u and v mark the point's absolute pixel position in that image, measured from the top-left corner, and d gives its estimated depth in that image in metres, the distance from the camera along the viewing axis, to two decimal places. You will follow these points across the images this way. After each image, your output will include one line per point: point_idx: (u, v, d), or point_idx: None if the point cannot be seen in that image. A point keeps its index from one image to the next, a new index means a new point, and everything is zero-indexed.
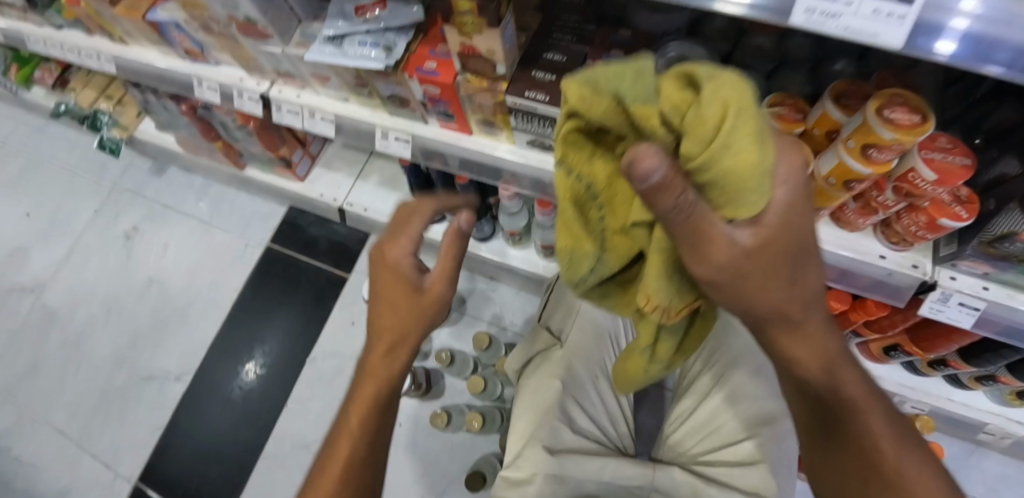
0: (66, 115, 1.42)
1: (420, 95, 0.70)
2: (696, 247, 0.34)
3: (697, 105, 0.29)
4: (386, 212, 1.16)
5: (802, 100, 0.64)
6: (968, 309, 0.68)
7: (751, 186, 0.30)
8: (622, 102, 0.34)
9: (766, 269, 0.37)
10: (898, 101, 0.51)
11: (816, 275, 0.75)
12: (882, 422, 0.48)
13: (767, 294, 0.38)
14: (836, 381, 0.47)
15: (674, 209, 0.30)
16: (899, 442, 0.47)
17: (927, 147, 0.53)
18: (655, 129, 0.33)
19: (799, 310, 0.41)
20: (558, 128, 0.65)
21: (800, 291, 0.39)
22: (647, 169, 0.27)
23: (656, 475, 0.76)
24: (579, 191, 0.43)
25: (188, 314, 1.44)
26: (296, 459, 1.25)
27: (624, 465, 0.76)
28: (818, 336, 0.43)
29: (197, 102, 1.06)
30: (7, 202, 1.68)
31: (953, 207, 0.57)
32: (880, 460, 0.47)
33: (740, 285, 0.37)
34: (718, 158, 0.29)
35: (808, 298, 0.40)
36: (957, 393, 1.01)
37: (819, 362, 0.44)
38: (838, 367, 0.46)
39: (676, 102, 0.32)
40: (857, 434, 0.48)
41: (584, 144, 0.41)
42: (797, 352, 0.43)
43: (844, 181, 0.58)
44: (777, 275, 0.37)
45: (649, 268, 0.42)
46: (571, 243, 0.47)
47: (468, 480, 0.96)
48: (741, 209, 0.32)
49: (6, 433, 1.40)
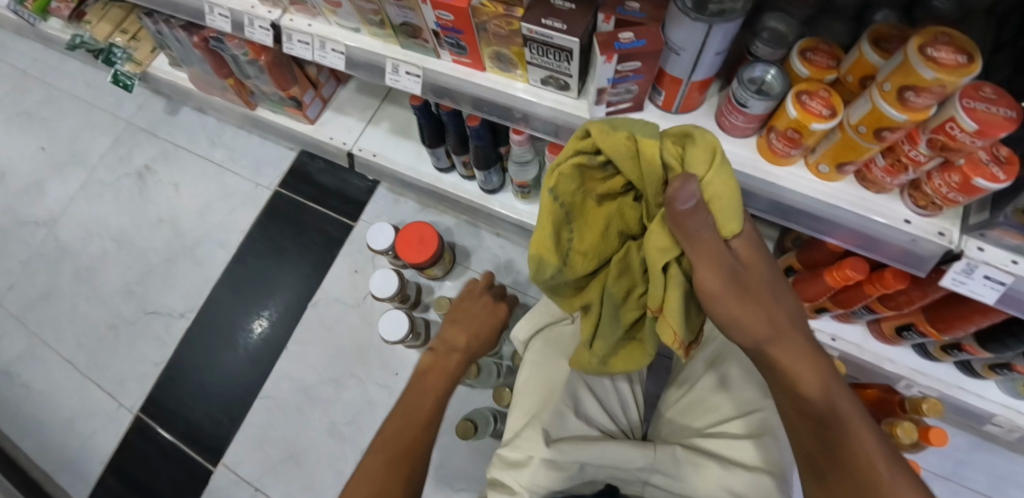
0: (81, 48, 1.40)
1: (433, 22, 0.67)
2: (712, 262, 0.47)
3: (693, 145, 0.49)
4: (395, 159, 1.14)
5: (838, 47, 0.60)
6: (993, 284, 0.63)
7: (730, 205, 0.48)
8: (632, 153, 0.52)
9: (747, 287, 0.49)
10: (944, 40, 0.47)
11: (832, 240, 0.73)
12: (870, 437, 0.46)
13: (758, 313, 0.49)
14: (813, 370, 0.49)
15: (699, 227, 0.46)
16: (893, 462, 0.44)
17: (970, 96, 0.50)
18: (653, 176, 0.52)
19: (781, 332, 0.50)
20: (575, 62, 0.62)
21: (781, 305, 0.50)
22: (687, 194, 0.43)
23: (657, 455, 0.71)
24: (560, 223, 0.59)
25: (196, 254, 1.45)
26: (294, 401, 1.26)
27: (624, 447, 0.71)
28: (809, 356, 0.49)
29: (211, 34, 1.00)
30: (24, 134, 1.69)
31: (990, 166, 0.53)
32: (871, 474, 0.44)
33: (730, 298, 0.49)
34: (711, 177, 0.48)
35: (789, 315, 0.50)
36: (968, 381, 0.98)
37: (815, 383, 0.48)
38: (814, 374, 0.48)
39: (672, 151, 0.51)
40: (841, 444, 0.46)
41: (573, 178, 0.56)
42: (789, 367, 0.49)
43: (874, 130, 0.54)
44: (760, 296, 0.49)
45: (670, 302, 0.52)
46: (541, 255, 0.58)
47: (460, 428, 0.94)
48: (726, 211, 0.48)
49: (16, 358, 1.43)
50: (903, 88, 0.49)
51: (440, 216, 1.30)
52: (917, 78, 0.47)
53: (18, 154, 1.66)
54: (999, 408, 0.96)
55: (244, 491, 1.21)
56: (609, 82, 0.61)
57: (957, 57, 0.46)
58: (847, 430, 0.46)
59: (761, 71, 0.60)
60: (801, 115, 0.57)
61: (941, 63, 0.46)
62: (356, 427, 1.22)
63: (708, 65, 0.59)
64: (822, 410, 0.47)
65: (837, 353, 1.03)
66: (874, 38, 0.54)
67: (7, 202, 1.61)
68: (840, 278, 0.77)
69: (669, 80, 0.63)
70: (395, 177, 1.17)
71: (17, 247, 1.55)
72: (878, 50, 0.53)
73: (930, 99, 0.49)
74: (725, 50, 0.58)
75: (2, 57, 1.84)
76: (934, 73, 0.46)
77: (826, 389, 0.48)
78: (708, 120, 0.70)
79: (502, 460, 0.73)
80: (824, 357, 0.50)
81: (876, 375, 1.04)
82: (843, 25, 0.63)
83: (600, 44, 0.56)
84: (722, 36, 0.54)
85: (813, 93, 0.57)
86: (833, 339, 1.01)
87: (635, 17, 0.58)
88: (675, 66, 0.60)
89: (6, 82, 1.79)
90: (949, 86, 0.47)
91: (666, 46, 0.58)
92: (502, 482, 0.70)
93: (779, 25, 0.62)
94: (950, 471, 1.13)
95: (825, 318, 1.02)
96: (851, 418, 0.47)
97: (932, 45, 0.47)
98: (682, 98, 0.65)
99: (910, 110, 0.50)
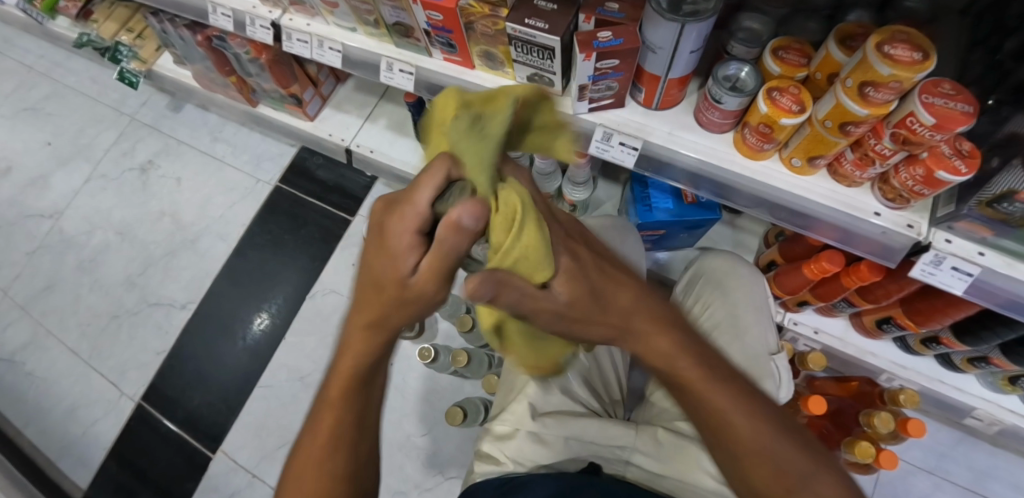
0: (88, 45, 1.44)
1: (424, 22, 0.70)
2: (545, 310, 0.43)
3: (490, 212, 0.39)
4: (391, 154, 1.18)
5: (810, 46, 0.63)
6: (961, 275, 0.66)
7: (537, 263, 0.41)
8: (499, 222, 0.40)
9: (576, 308, 0.45)
10: (902, 38, 0.50)
11: (807, 232, 0.75)
12: (723, 390, 0.48)
13: (599, 320, 0.46)
14: (668, 354, 0.48)
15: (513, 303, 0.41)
16: (746, 406, 0.48)
17: (929, 92, 0.52)
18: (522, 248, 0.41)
19: (624, 325, 0.48)
20: (558, 59, 0.65)
21: (617, 305, 0.47)
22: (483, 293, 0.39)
23: (639, 434, 0.75)
24: None
25: (197, 246, 1.48)
26: (292, 389, 1.30)
27: (608, 424, 0.75)
28: (666, 346, 0.48)
29: (214, 33, 1.05)
30: (31, 129, 1.73)
31: (952, 159, 0.56)
32: (731, 426, 0.48)
33: (567, 318, 0.45)
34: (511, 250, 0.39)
35: (626, 312, 0.47)
36: (948, 374, 1.01)
37: (660, 356, 0.49)
38: (665, 354, 0.48)
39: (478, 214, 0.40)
40: (704, 403, 0.48)
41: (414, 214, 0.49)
42: (647, 353, 0.49)
43: (839, 124, 0.57)
44: (592, 294, 0.45)
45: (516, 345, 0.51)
46: None
47: (449, 414, 0.99)
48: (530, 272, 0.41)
49: (21, 347, 1.47)
50: (864, 83, 0.52)
51: None
52: (876, 74, 0.50)
53: (24, 148, 1.70)
54: (978, 402, 0.99)
55: (242, 477, 1.24)
56: (590, 79, 0.64)
57: (914, 54, 0.49)
58: (717, 411, 0.48)
59: (735, 69, 0.63)
60: (771, 111, 0.60)
61: (897, 60, 0.48)
62: None
63: (683, 63, 0.62)
64: (689, 376, 0.49)
65: (820, 346, 1.05)
66: (840, 37, 0.57)
67: (13, 196, 1.65)
68: (817, 270, 0.80)
69: (648, 77, 0.66)
70: (392, 172, 1.20)
71: (21, 239, 1.59)
72: (843, 48, 0.56)
73: (888, 94, 0.51)
74: (700, 49, 0.61)
75: (10, 53, 1.88)
76: (890, 69, 0.49)
77: (688, 374, 0.48)
78: (688, 117, 0.72)
79: (491, 433, 0.78)
80: (671, 329, 0.49)
81: (858, 368, 1.07)
82: (816, 23, 0.66)
83: (580, 43, 0.59)
84: (696, 35, 0.57)
85: (783, 90, 0.60)
86: (816, 332, 1.03)
87: (614, 18, 0.61)
88: (653, 65, 0.63)
89: (13, 77, 1.83)
90: (905, 82, 0.49)
91: (644, 45, 0.61)
92: (489, 454, 0.76)
93: (753, 24, 0.65)
94: (932, 464, 1.15)
95: (807, 312, 1.04)
96: (702, 390, 0.48)
97: (890, 43, 0.50)
98: (661, 94, 0.68)
99: (872, 105, 0.53)
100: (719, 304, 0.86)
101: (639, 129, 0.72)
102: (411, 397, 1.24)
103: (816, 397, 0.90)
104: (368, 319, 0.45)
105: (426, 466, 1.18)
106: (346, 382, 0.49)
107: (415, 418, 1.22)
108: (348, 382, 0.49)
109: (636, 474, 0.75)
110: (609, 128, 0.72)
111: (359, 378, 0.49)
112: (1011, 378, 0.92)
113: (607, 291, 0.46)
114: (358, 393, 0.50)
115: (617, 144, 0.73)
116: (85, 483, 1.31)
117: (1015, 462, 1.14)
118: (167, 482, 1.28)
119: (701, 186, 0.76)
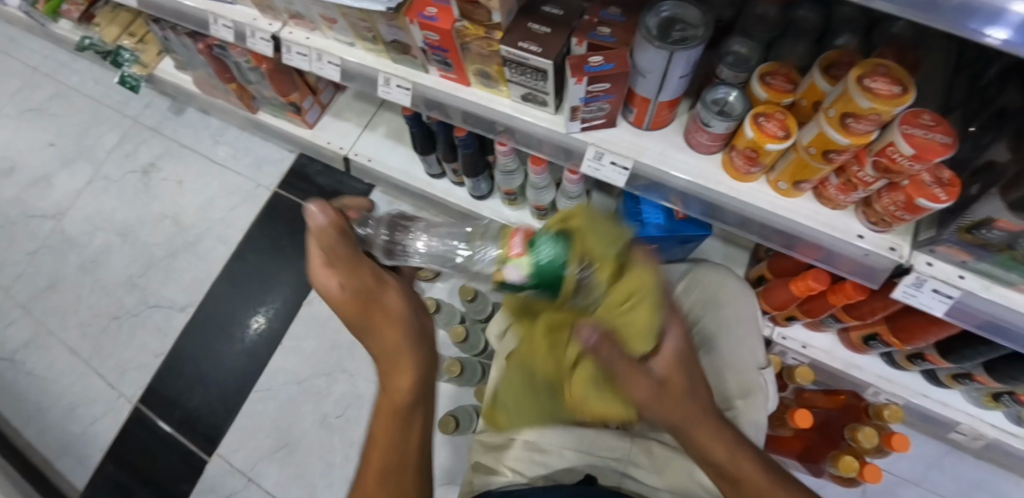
0: (91, 49, 1.46)
1: (421, 41, 0.71)
2: (631, 374, 0.52)
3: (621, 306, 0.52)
4: (389, 163, 1.19)
5: (796, 72, 0.64)
6: (941, 297, 0.68)
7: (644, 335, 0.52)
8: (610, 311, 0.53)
9: (661, 385, 0.53)
10: (882, 71, 0.52)
11: (792, 251, 0.77)
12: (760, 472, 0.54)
13: (674, 404, 0.53)
14: (720, 442, 0.54)
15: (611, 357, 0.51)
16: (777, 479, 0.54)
17: (909, 123, 0.54)
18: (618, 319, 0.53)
19: (689, 409, 0.54)
20: (550, 81, 0.66)
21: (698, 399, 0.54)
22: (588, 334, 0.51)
23: (633, 448, 0.76)
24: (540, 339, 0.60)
25: (196, 249, 1.50)
26: (288, 392, 1.32)
27: (603, 437, 0.76)
28: (722, 438, 0.54)
29: (216, 42, 1.05)
30: (34, 129, 1.74)
31: (933, 187, 0.57)
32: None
33: (649, 398, 0.52)
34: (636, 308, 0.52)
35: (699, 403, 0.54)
36: (934, 389, 1.02)
37: (724, 454, 0.54)
38: (721, 449, 0.54)
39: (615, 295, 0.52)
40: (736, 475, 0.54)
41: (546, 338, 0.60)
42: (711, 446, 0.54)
43: (822, 151, 0.59)
44: (669, 388, 0.53)
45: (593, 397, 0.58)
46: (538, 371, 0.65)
47: (442, 423, 1.00)
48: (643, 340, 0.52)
49: (21, 346, 1.48)
50: (845, 112, 0.53)
51: (432, 220, 1.36)
52: (855, 105, 0.51)
53: (27, 148, 1.72)
54: (962, 417, 1.01)
55: (238, 479, 1.26)
56: (582, 100, 0.66)
57: (892, 87, 0.51)
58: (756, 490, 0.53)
59: (722, 94, 0.64)
60: (757, 137, 0.61)
61: (876, 93, 0.50)
62: (347, 418, 1.27)
63: (673, 87, 0.63)
64: (730, 461, 0.54)
65: (808, 360, 1.07)
66: (825, 67, 0.59)
67: (16, 195, 1.66)
68: (804, 288, 0.82)
69: (639, 99, 0.67)
70: (389, 180, 1.22)
71: (23, 239, 1.60)
72: (827, 78, 0.58)
73: (867, 125, 0.53)
74: (689, 74, 0.62)
75: (14, 53, 1.89)
76: (868, 102, 0.50)
77: (743, 463, 0.54)
78: (678, 138, 0.74)
79: (484, 443, 0.81)
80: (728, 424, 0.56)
81: (845, 381, 1.09)
82: (803, 47, 0.68)
83: (571, 66, 0.60)
84: (684, 62, 0.59)
85: (770, 116, 0.62)
86: (804, 346, 1.05)
87: (606, 42, 0.62)
88: (644, 87, 0.64)
89: (17, 77, 1.84)
90: (883, 114, 0.51)
91: (634, 69, 0.63)
92: (484, 465, 0.79)
93: (742, 49, 0.67)
94: (919, 476, 1.16)
95: (796, 326, 1.06)
96: (750, 471, 0.54)
97: (870, 76, 0.51)
98: (651, 115, 0.69)
99: (852, 135, 0.55)
100: (710, 318, 0.86)
101: (631, 148, 0.73)
102: None
103: (802, 411, 0.92)
104: (387, 323, 0.54)
105: None
106: (387, 412, 0.53)
107: None
108: (392, 418, 0.53)
109: (631, 486, 0.75)
110: (601, 147, 0.74)
111: (402, 412, 0.53)
112: (995, 394, 0.94)
113: (674, 373, 0.54)
114: (399, 425, 0.53)
115: (608, 163, 0.74)
116: (83, 483, 1.32)
117: (1000, 475, 1.15)
118: (164, 483, 1.29)
119: (690, 205, 0.78)
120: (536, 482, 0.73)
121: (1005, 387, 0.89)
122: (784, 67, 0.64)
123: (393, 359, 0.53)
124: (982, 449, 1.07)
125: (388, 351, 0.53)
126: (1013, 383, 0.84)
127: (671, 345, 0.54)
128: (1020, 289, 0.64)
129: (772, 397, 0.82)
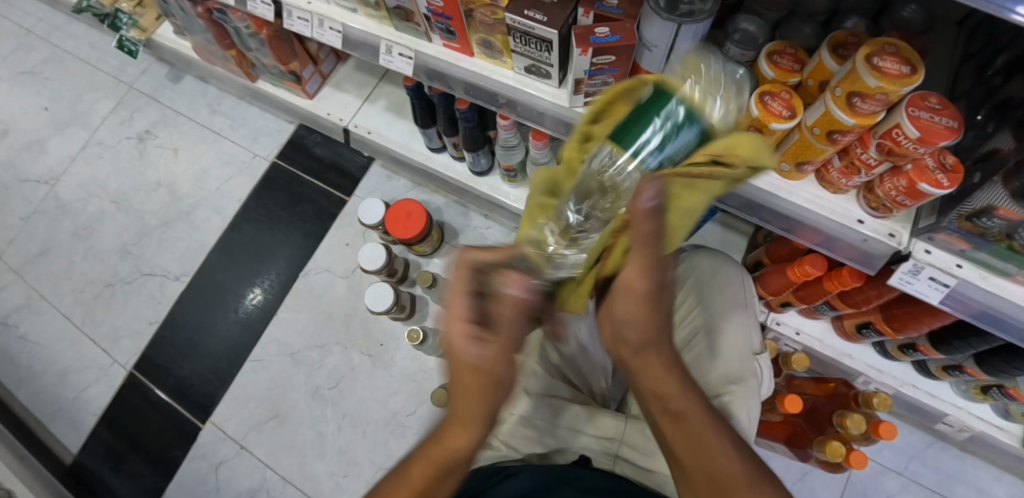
0: (87, 10, 1.41)
1: (424, 8, 0.70)
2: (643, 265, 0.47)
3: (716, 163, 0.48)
4: (388, 136, 1.19)
5: (804, 51, 0.64)
6: (938, 285, 0.68)
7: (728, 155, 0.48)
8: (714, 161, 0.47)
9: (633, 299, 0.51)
10: (891, 50, 0.51)
11: (786, 232, 0.77)
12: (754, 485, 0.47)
13: (647, 334, 0.51)
14: (681, 412, 0.52)
15: (644, 235, 0.45)
16: (747, 464, 0.49)
17: (915, 105, 0.52)
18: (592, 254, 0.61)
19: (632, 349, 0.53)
20: (554, 52, 0.65)
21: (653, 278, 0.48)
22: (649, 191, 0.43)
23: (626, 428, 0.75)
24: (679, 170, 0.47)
25: (192, 218, 1.49)
26: (282, 363, 1.32)
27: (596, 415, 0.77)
28: (666, 364, 0.53)
29: (215, 6, 1.02)
30: (29, 92, 1.72)
31: (935, 173, 0.56)
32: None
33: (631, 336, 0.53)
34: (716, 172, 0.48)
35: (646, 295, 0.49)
36: (922, 380, 1.03)
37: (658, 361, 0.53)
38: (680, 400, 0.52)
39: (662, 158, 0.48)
40: (703, 450, 0.50)
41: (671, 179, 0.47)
42: (660, 382, 0.52)
43: (827, 132, 0.58)
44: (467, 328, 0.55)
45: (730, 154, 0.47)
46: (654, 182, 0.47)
47: (434, 396, 1.05)
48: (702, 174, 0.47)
49: (14, 310, 1.48)
50: (852, 86, 0.52)
51: (430, 196, 1.38)
52: (861, 81, 0.51)
53: (21, 112, 1.70)
54: (949, 408, 1.02)
55: (231, 447, 1.27)
56: (586, 73, 0.64)
57: (906, 69, 0.50)
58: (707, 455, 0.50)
59: (726, 69, 0.64)
60: (762, 115, 0.61)
61: (885, 71, 0.49)
62: (340, 391, 1.28)
63: (678, 61, 0.62)
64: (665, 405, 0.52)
65: (801, 347, 1.08)
66: (830, 47, 0.58)
67: (10, 159, 1.64)
68: (802, 272, 0.82)
69: (644, 74, 0.66)
70: (388, 153, 1.21)
71: (16, 203, 1.59)
72: (834, 60, 0.57)
73: (874, 103, 0.52)
74: (696, 50, 0.61)
75: (8, 14, 1.86)
76: (876, 81, 0.50)
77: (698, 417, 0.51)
78: None
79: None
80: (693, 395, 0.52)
81: (837, 369, 1.10)
82: (812, 28, 0.67)
83: (577, 37, 0.59)
84: (692, 35, 0.57)
85: (775, 95, 0.61)
86: (797, 333, 1.06)
87: (612, 13, 0.61)
88: (650, 60, 0.63)
89: (11, 38, 1.81)
90: (891, 94, 0.50)
91: (641, 42, 0.61)
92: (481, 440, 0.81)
93: (750, 27, 0.66)
94: (902, 467, 1.18)
95: (791, 313, 1.07)
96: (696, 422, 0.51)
97: (882, 53, 0.50)
98: None
99: (853, 116, 0.54)
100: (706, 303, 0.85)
101: None
102: (401, 377, 1.28)
103: (793, 396, 0.91)
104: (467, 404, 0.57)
105: (412, 444, 1.21)
106: (466, 415, 0.57)
107: (403, 395, 1.25)
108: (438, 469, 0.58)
109: (624, 469, 0.75)
110: None
111: (479, 418, 0.57)
112: (984, 387, 0.95)
113: (631, 330, 0.51)
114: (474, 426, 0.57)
115: None
116: (76, 446, 1.33)
117: (982, 468, 1.17)
118: (155, 449, 1.30)
119: None
120: (530, 458, 0.76)
121: (994, 379, 0.90)
122: (792, 49, 0.63)
123: (461, 434, 0.58)
124: (969, 441, 1.08)
125: (464, 421, 0.57)
126: (1001, 376, 0.84)
127: (478, 310, 0.56)
128: (1017, 280, 0.64)
129: (766, 382, 0.83)
